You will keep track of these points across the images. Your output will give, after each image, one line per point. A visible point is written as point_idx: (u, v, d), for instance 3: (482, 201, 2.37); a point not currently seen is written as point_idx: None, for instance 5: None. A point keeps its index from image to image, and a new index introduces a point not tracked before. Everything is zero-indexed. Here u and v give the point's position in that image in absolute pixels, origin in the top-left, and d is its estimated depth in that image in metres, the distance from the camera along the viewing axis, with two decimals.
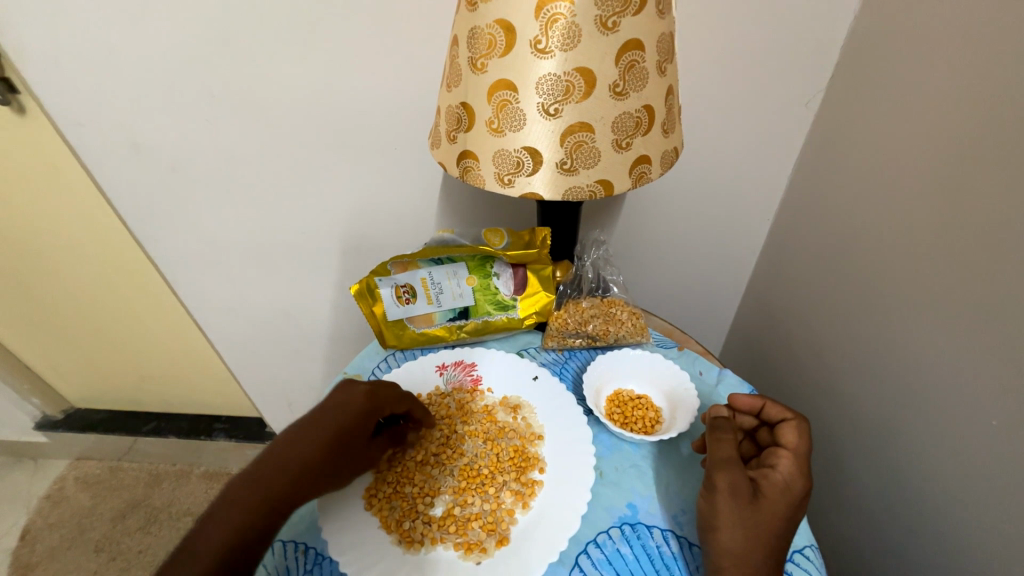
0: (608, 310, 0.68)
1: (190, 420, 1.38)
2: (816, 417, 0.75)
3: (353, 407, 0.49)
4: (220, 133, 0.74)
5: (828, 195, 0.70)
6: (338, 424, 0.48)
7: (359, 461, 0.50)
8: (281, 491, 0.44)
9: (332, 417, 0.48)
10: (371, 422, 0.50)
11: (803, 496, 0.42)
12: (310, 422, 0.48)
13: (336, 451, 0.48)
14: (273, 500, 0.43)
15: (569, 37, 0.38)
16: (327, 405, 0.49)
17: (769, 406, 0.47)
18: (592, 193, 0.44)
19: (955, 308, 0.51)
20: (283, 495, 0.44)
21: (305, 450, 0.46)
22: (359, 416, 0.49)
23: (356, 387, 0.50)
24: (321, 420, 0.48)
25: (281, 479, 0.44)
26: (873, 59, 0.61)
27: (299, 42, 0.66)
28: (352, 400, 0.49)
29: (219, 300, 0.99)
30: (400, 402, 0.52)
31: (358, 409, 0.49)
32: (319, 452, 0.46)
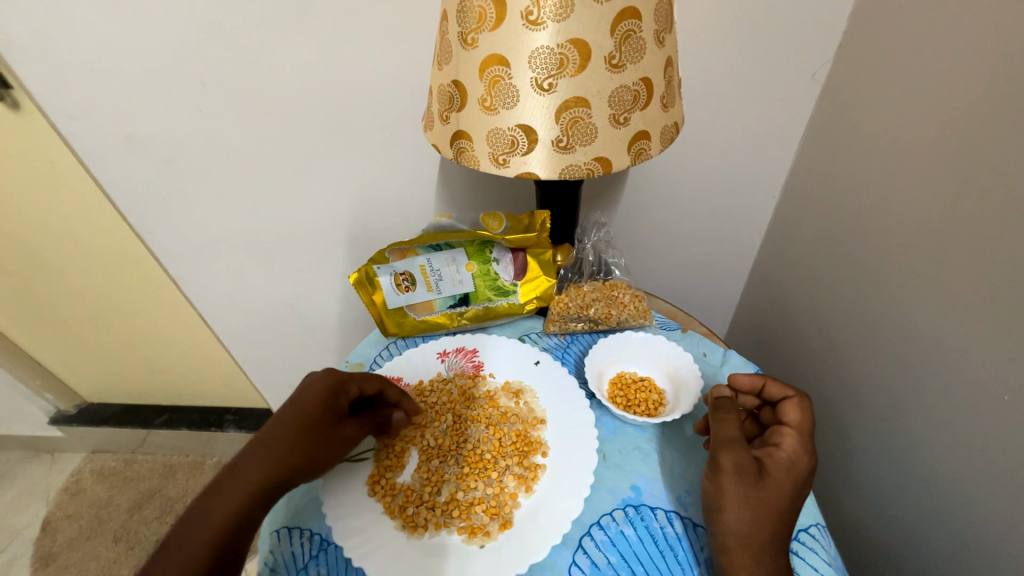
0: (610, 293, 0.67)
1: (200, 412, 1.41)
2: (823, 398, 0.74)
3: (316, 391, 0.50)
4: (212, 123, 0.73)
5: (835, 169, 0.67)
6: (307, 407, 0.48)
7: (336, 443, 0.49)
8: (262, 475, 0.44)
9: (298, 405, 0.48)
10: (339, 401, 0.51)
11: (808, 474, 0.41)
12: (277, 414, 0.48)
13: (309, 429, 0.47)
14: (257, 484, 0.43)
15: (561, 7, 0.36)
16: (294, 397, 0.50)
17: (770, 384, 0.46)
18: (590, 172, 0.43)
19: (967, 282, 0.49)
20: (262, 483, 0.43)
21: (276, 433, 0.46)
22: (326, 397, 0.50)
23: (316, 373, 0.52)
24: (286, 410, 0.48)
25: (258, 464, 0.44)
26: (884, 21, 0.57)
27: (287, 27, 0.64)
28: (313, 386, 0.50)
29: (222, 293, 0.99)
30: (366, 383, 0.54)
31: (322, 391, 0.50)
32: (290, 433, 0.46)
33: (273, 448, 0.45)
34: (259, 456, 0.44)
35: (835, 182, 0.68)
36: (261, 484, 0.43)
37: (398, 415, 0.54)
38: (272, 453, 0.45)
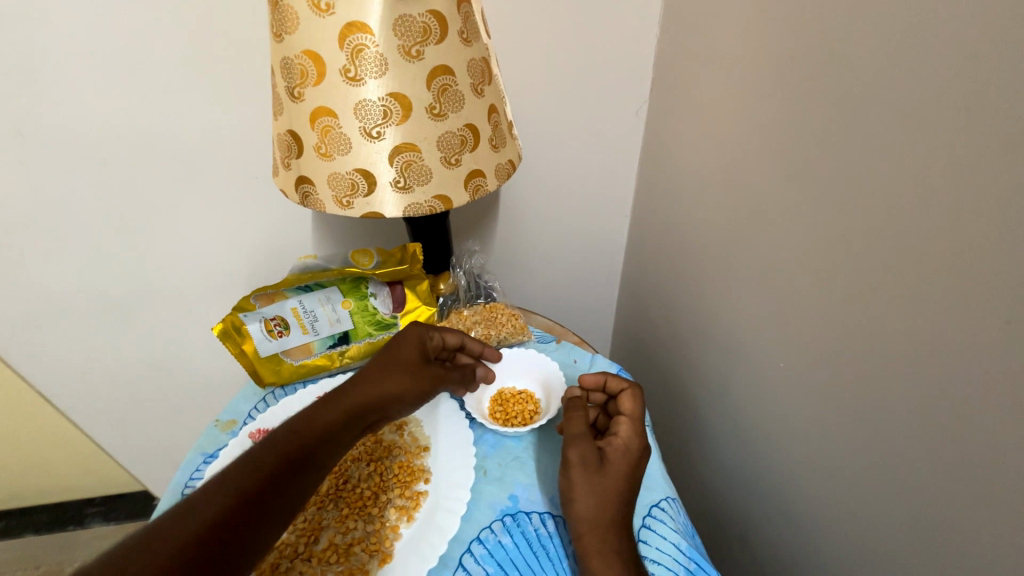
0: (489, 315, 0.72)
1: (51, 511, 1.21)
2: (679, 391, 0.83)
3: (410, 340, 0.55)
4: (32, 176, 0.66)
5: (659, 191, 0.78)
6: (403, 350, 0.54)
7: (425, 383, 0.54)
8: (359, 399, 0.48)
9: (398, 349, 0.54)
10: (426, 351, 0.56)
11: (643, 453, 0.47)
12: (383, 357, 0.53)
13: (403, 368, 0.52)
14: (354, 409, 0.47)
15: (377, 65, 0.40)
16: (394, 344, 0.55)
17: (611, 379, 0.52)
18: (432, 209, 0.47)
19: (748, 279, 0.59)
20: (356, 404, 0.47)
21: (378, 370, 0.51)
22: (416, 344, 0.55)
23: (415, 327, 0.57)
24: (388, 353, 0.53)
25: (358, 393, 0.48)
26: (673, 69, 0.70)
27: (116, 74, 0.61)
28: (407, 336, 0.56)
29: (61, 367, 0.86)
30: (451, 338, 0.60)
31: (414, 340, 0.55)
32: (389, 370, 0.51)
33: (373, 380, 0.50)
34: (362, 384, 0.49)
35: (661, 202, 0.79)
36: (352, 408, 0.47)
37: (478, 370, 0.62)
38: (379, 384, 0.50)
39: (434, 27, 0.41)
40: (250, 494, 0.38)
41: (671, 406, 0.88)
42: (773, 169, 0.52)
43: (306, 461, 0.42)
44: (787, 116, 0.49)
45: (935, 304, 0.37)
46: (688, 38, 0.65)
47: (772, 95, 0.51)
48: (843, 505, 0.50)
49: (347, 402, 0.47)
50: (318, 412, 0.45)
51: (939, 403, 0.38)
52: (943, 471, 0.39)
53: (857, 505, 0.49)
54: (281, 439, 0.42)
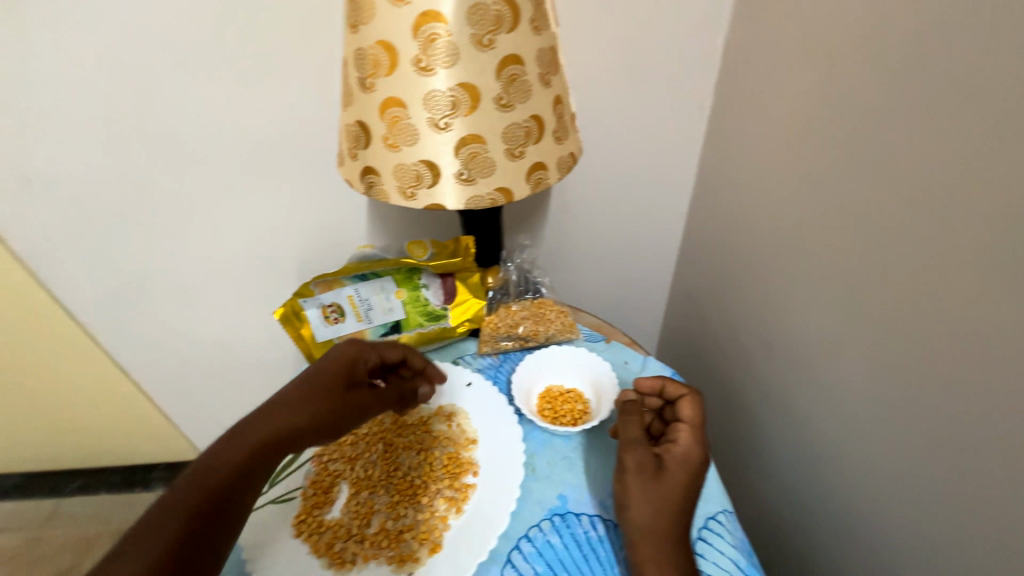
0: (538, 311, 0.71)
1: (122, 473, 1.32)
2: (736, 398, 0.79)
3: (336, 360, 0.53)
4: (119, 163, 0.70)
5: (726, 186, 0.75)
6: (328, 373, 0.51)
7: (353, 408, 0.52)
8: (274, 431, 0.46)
9: (320, 372, 0.51)
10: (356, 372, 0.53)
11: (702, 463, 0.45)
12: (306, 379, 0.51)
13: (324, 394, 0.50)
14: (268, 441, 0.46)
15: (449, 55, 0.40)
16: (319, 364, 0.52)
17: (668, 384, 0.50)
18: (493, 201, 0.47)
19: (829, 283, 0.55)
20: (271, 438, 0.46)
21: (296, 397, 0.49)
22: (344, 365, 0.52)
23: (346, 344, 0.55)
24: (313, 375, 0.51)
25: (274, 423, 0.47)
26: (749, 56, 0.65)
27: (197, 66, 0.64)
28: (336, 355, 0.53)
29: (137, 341, 0.93)
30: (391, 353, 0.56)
31: (342, 359, 0.53)
32: (308, 396, 0.49)
33: (290, 408, 0.48)
34: (276, 414, 0.48)
35: (727, 198, 0.75)
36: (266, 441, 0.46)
37: (421, 388, 0.59)
38: (293, 413, 0.48)
39: (507, 15, 0.40)
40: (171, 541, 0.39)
41: (721, 413, 0.85)
42: (868, 164, 0.48)
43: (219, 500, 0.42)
44: (889, 106, 0.45)
45: None
46: (769, 23, 0.61)
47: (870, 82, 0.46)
48: (931, 533, 0.46)
49: (265, 432, 0.46)
50: (230, 445, 0.45)
51: None
52: None
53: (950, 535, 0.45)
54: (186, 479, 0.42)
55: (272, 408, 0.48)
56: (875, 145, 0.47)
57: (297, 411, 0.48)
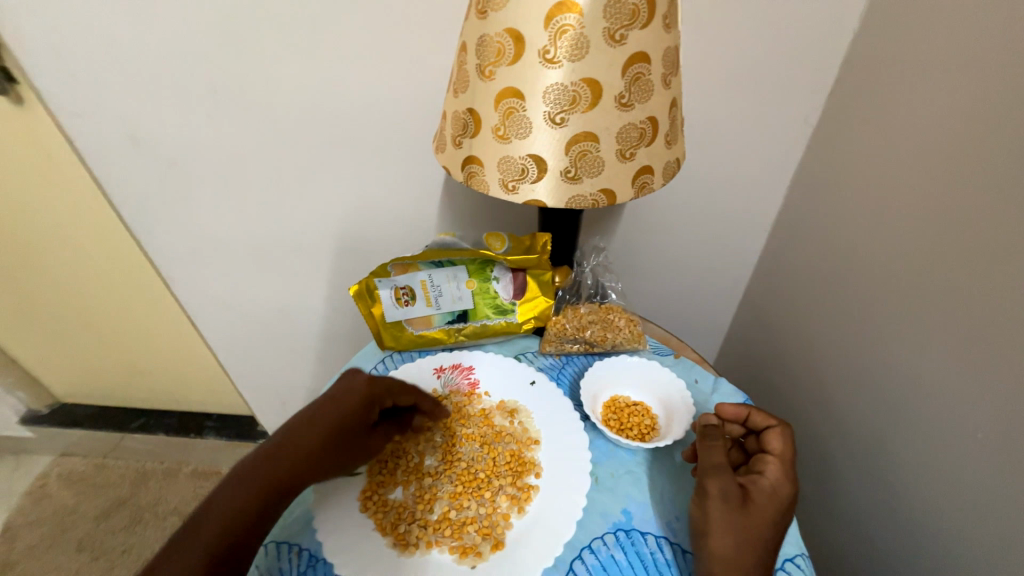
0: (606, 316, 0.69)
1: (178, 418, 1.39)
2: (809, 431, 0.75)
3: (353, 395, 0.52)
4: (218, 129, 0.74)
5: (827, 206, 0.69)
6: (342, 409, 0.51)
7: (362, 444, 0.52)
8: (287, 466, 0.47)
9: (334, 406, 0.52)
10: (371, 409, 0.53)
11: (790, 502, 0.42)
12: (318, 410, 0.51)
13: (336, 430, 0.51)
14: (282, 474, 0.47)
15: (577, 48, 0.38)
16: (330, 395, 0.53)
17: (754, 414, 0.47)
18: (595, 203, 0.45)
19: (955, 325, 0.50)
20: (285, 473, 0.47)
21: (310, 430, 0.50)
22: (359, 402, 0.52)
23: (358, 376, 0.54)
24: (325, 407, 0.52)
25: (289, 456, 0.48)
26: (877, 67, 0.60)
27: (302, 41, 0.66)
28: (353, 389, 0.53)
29: (212, 298, 0.98)
30: (403, 393, 0.55)
31: (358, 395, 0.52)
32: (321, 430, 0.50)
33: (305, 442, 0.49)
34: (292, 446, 0.48)
35: (826, 220, 0.70)
36: (280, 473, 0.47)
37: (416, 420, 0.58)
38: (305, 445, 0.49)
39: (643, 10, 0.38)
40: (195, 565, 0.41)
41: (797, 442, 0.80)
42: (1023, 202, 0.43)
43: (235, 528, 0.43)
44: None
45: None
46: (910, 31, 0.55)
47: None
48: None
49: (264, 469, 0.46)
50: (245, 476, 0.46)
51: None
52: None
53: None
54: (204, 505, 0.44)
55: (286, 440, 0.49)
56: None
57: (296, 454, 0.48)
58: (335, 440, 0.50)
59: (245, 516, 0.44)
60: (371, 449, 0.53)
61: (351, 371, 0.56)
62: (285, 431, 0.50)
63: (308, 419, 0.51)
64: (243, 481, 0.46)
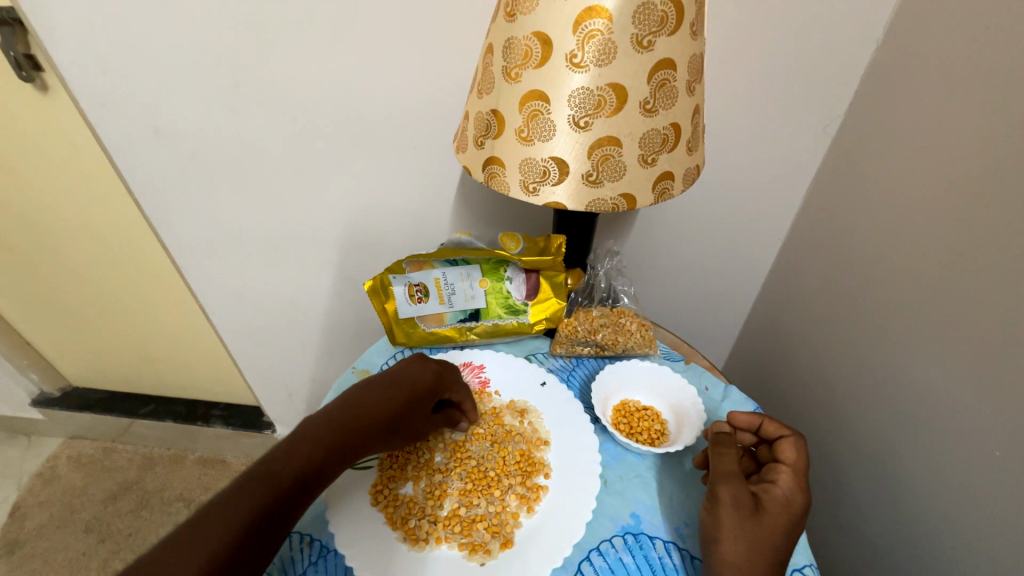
0: (618, 320, 0.69)
1: (187, 406, 1.39)
2: (817, 441, 0.74)
3: (420, 383, 0.53)
4: (237, 122, 0.75)
5: (842, 217, 0.69)
6: (410, 394, 0.52)
7: (416, 430, 0.53)
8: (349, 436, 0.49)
9: (404, 389, 0.52)
10: (432, 400, 0.54)
11: (803, 512, 0.42)
12: (384, 388, 0.52)
13: (399, 413, 0.52)
14: (343, 442, 0.48)
15: (604, 53, 0.39)
16: (399, 376, 0.54)
17: (768, 423, 0.47)
18: (615, 207, 0.45)
19: (972, 341, 0.49)
20: (346, 442, 0.48)
21: (376, 408, 0.51)
22: (426, 391, 0.53)
23: (427, 364, 0.55)
24: (393, 388, 0.52)
25: (354, 427, 0.49)
26: (898, 79, 0.59)
27: (324, 38, 0.66)
28: (421, 377, 0.54)
29: (224, 289, 0.99)
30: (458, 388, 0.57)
31: (426, 384, 0.54)
32: (386, 411, 0.51)
33: (370, 416, 0.50)
34: (357, 419, 0.50)
35: (839, 231, 0.70)
36: (342, 443, 0.48)
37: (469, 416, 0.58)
38: (369, 421, 0.50)
39: (671, 16, 0.38)
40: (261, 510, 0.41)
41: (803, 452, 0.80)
42: None
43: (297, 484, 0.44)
44: None
45: None
46: (934, 42, 0.55)
47: None
48: None
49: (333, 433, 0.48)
50: (312, 436, 0.47)
51: None
52: None
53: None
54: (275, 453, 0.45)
55: (352, 410, 0.50)
56: None
57: (358, 426, 0.49)
58: (394, 422, 0.51)
59: (307, 474, 0.45)
60: (421, 435, 0.54)
61: (419, 356, 0.57)
62: (352, 400, 0.51)
63: (377, 395, 0.51)
64: (310, 442, 0.46)
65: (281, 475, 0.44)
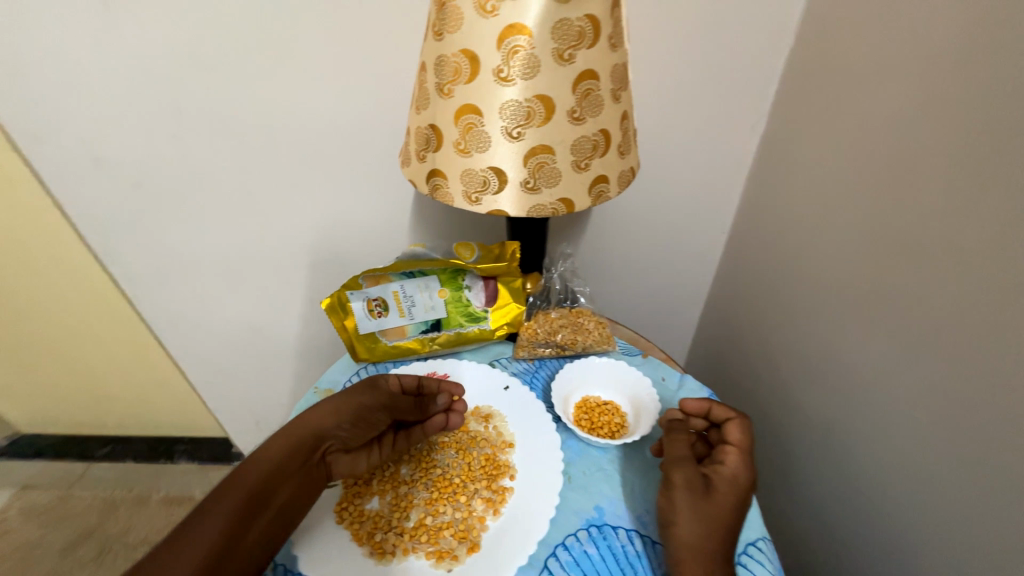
0: (576, 320, 0.71)
1: (148, 442, 1.36)
2: (771, 422, 0.78)
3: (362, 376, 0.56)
4: (184, 147, 0.73)
5: (775, 208, 0.74)
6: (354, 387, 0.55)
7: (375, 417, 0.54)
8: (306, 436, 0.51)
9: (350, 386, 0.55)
10: (378, 386, 0.55)
11: (750, 488, 0.44)
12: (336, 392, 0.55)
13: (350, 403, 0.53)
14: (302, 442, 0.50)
15: (529, 67, 0.41)
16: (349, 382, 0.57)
17: (715, 407, 0.50)
18: (555, 211, 0.47)
19: (890, 314, 0.54)
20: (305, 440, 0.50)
21: (326, 408, 0.53)
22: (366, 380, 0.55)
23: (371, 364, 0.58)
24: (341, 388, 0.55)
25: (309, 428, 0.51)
26: (811, 79, 0.65)
27: (267, 61, 0.66)
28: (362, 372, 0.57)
29: (181, 318, 0.96)
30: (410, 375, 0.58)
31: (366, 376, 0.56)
32: (334, 406, 0.53)
33: (322, 414, 0.52)
34: (311, 420, 0.52)
35: (774, 222, 0.74)
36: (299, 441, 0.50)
37: (440, 399, 0.57)
38: (321, 417, 0.52)
39: (588, 32, 0.41)
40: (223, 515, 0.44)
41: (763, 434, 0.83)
42: (939, 201, 0.47)
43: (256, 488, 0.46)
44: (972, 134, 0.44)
45: None
46: (838, 45, 0.60)
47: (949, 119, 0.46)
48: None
49: (291, 434, 0.51)
50: (275, 443, 0.50)
51: None
52: None
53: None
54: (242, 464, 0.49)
55: (307, 415, 0.53)
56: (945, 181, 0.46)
57: (311, 425, 0.51)
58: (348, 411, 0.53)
59: (264, 478, 0.47)
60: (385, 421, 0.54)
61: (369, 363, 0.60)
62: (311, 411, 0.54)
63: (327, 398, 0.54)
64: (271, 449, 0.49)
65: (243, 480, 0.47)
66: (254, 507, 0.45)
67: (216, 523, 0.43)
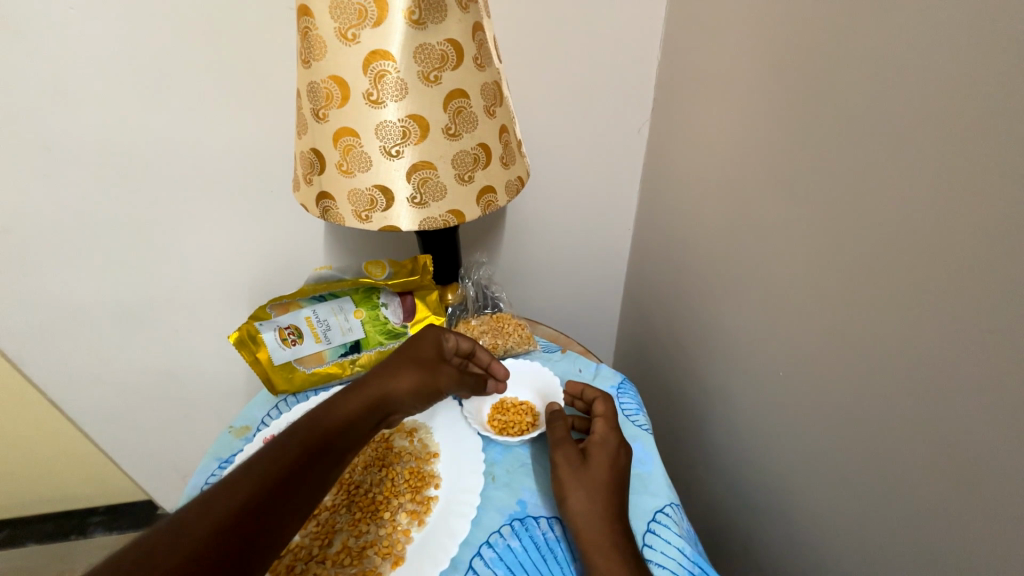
0: (496, 324, 0.73)
1: (57, 518, 1.20)
2: (682, 402, 0.83)
3: (429, 349, 0.56)
4: (58, 187, 0.68)
5: (662, 203, 0.80)
6: (426, 360, 0.55)
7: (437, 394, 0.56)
8: (378, 402, 0.50)
9: (419, 356, 0.55)
10: (447, 365, 0.57)
11: (621, 447, 0.52)
12: (399, 356, 0.54)
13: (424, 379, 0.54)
14: (373, 407, 0.49)
15: (398, 89, 0.43)
16: (410, 346, 0.56)
17: (583, 390, 0.60)
18: (446, 222, 0.49)
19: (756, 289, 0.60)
20: (375, 406, 0.50)
21: (401, 378, 0.52)
22: (434, 357, 0.56)
23: (436, 332, 0.58)
24: (405, 356, 0.54)
25: (379, 394, 0.50)
26: (675, 86, 0.72)
27: (143, 91, 0.64)
28: (426, 343, 0.56)
29: (74, 373, 0.87)
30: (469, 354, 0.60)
31: (432, 350, 0.56)
32: (408, 378, 0.53)
33: (397, 385, 0.52)
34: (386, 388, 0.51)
35: (662, 216, 0.81)
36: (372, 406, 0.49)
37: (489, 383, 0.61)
38: (398, 386, 0.52)
39: (451, 54, 0.44)
40: (293, 469, 0.41)
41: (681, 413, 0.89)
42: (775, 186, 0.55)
43: (326, 446, 0.44)
44: (794, 128, 0.50)
45: (930, 320, 0.38)
46: (691, 55, 0.67)
47: (774, 115, 0.53)
48: (848, 516, 0.50)
49: (363, 397, 0.49)
50: (346, 403, 0.48)
51: (946, 414, 0.38)
52: (951, 486, 0.39)
53: (867, 522, 0.48)
54: (311, 416, 0.46)
55: (379, 379, 0.51)
56: (777, 168, 0.53)
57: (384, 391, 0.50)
58: (420, 386, 0.53)
59: (333, 439, 0.45)
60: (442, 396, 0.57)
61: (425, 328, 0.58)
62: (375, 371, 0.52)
63: (393, 363, 0.53)
64: (339, 408, 0.47)
65: (313, 433, 0.44)
66: (325, 465, 0.44)
67: (292, 477, 0.41)
